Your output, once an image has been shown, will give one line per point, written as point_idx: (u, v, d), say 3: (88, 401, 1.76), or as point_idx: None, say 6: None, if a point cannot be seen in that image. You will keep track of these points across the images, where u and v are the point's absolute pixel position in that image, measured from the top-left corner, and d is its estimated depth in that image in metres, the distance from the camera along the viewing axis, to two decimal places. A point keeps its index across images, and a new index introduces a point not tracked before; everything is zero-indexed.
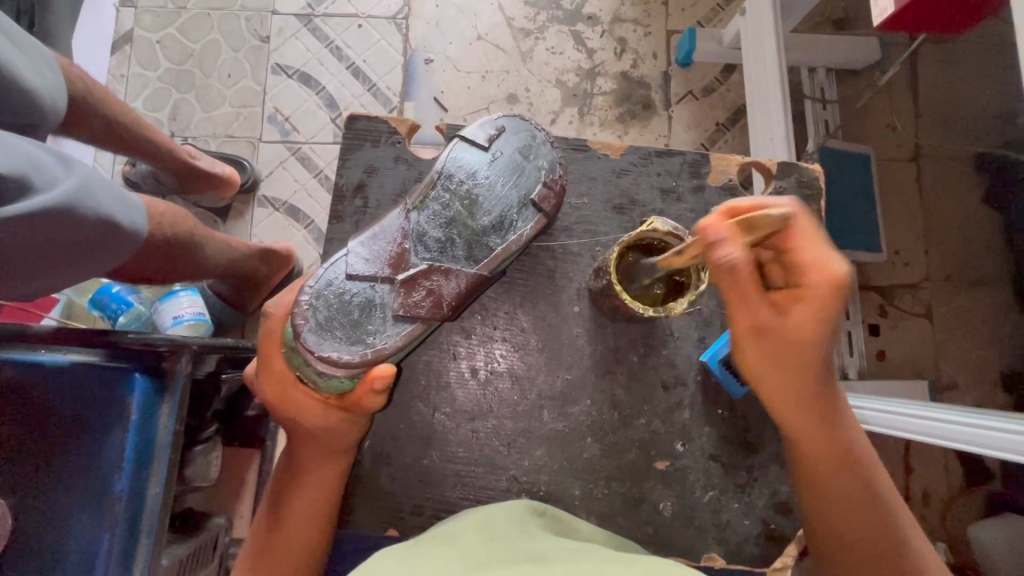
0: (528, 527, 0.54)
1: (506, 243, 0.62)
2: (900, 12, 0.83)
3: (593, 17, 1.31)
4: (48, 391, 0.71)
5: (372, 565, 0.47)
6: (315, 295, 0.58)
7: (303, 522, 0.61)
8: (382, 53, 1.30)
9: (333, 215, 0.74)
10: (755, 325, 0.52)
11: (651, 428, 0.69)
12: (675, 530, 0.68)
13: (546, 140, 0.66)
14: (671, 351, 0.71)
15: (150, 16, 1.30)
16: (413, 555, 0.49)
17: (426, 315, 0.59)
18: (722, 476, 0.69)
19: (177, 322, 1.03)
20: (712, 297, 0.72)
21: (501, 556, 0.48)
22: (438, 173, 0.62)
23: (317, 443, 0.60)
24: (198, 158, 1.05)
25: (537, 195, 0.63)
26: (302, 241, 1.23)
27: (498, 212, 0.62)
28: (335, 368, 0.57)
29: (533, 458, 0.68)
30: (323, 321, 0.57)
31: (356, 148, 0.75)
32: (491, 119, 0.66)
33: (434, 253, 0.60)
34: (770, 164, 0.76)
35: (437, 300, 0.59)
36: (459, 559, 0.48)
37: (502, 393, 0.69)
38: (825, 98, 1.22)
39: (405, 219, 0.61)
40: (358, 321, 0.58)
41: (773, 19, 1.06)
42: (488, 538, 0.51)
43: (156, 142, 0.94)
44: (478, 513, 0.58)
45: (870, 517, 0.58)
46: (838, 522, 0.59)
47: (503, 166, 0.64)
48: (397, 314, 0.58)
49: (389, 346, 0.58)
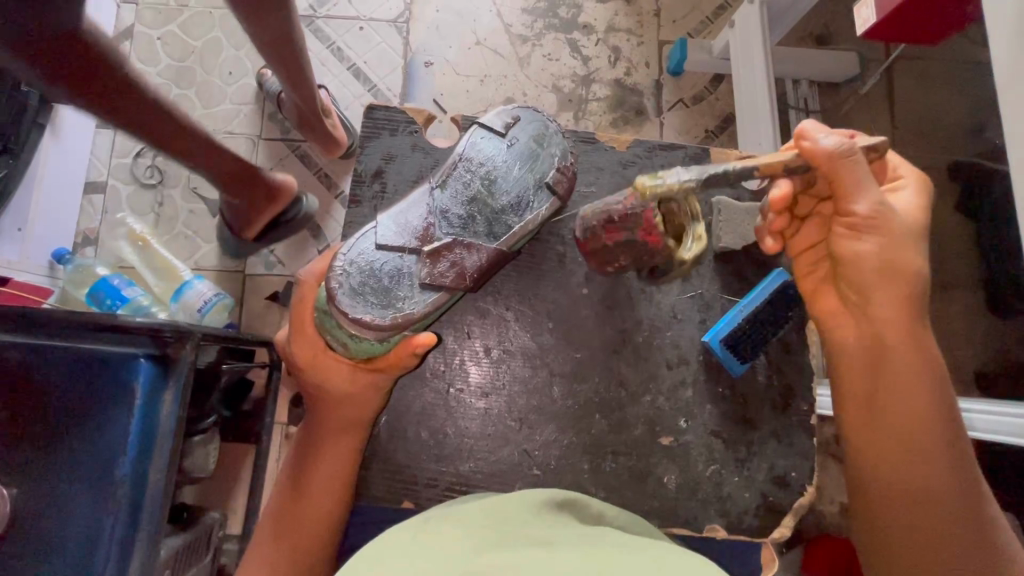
0: (538, 508, 0.56)
1: (523, 222, 0.65)
2: (881, 23, 0.88)
3: (588, 26, 1.36)
4: (51, 372, 0.71)
5: (383, 545, 0.48)
6: (347, 263, 0.59)
7: (322, 493, 0.63)
8: (382, 56, 1.32)
9: (351, 200, 0.76)
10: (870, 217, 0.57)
11: (655, 405, 0.72)
12: (679, 503, 0.70)
13: (558, 130, 0.69)
14: (675, 333, 0.74)
15: (151, 13, 1.31)
16: (425, 533, 0.50)
17: (451, 285, 0.61)
18: (724, 450, 0.72)
19: (206, 307, 1.08)
20: (713, 281, 0.76)
21: (512, 539, 0.48)
22: (458, 156, 0.66)
23: (337, 412, 0.63)
24: (329, 118, 1.17)
25: (551, 179, 0.66)
26: (303, 236, 1.24)
27: (515, 193, 0.65)
28: (367, 331, 0.58)
29: (543, 434, 0.71)
30: (356, 286, 0.58)
31: (375, 136, 0.78)
32: (508, 108, 0.69)
33: (457, 229, 0.63)
34: None
35: (460, 271, 0.61)
36: (475, 540, 0.48)
37: (515, 370, 0.72)
38: (808, 109, 1.27)
39: (430, 196, 0.64)
40: (389, 287, 0.59)
41: (761, 28, 1.12)
42: (500, 523, 0.52)
43: (309, 89, 1.05)
44: (486, 500, 0.58)
45: (950, 466, 0.56)
46: (913, 474, 0.56)
47: (517, 152, 0.67)
48: (423, 282, 0.60)
49: (417, 312, 0.59)
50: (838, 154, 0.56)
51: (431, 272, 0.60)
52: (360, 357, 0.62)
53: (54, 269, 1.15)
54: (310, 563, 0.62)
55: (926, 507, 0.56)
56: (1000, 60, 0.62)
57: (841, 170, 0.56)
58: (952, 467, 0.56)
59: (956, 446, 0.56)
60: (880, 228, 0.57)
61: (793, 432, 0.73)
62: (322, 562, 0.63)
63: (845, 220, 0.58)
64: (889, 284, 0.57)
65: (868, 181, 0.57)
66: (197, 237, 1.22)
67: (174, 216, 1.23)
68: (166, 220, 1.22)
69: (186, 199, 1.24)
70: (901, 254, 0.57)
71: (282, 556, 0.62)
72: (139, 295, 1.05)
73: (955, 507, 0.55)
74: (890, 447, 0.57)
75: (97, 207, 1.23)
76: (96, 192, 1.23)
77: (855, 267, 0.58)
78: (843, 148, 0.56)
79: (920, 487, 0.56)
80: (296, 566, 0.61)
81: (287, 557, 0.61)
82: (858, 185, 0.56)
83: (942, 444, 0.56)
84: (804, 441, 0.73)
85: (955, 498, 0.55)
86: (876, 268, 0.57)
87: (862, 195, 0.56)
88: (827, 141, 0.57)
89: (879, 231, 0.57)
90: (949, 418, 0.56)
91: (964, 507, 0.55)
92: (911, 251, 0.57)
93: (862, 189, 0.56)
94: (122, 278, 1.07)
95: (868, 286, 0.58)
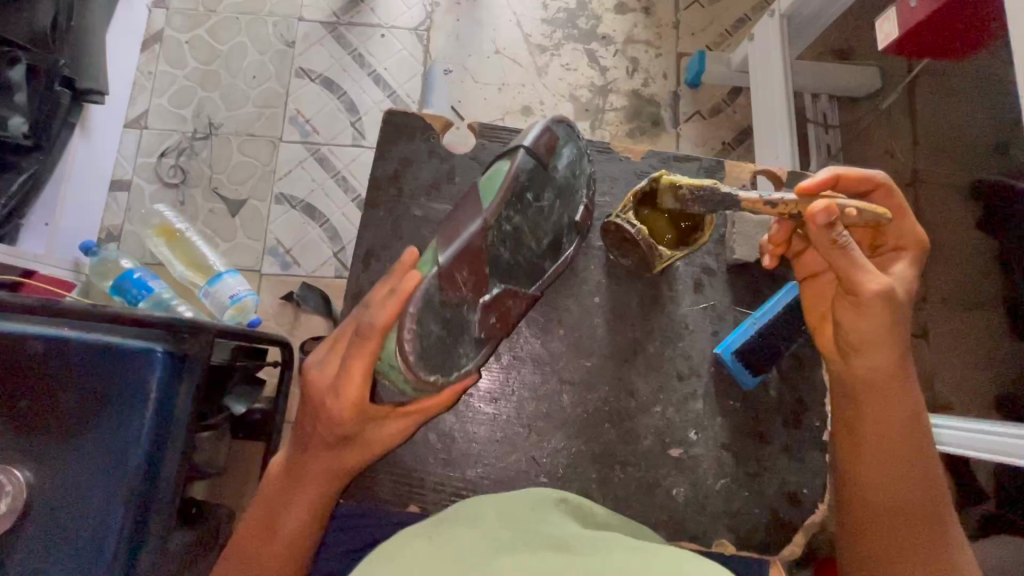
0: (547, 514, 0.55)
1: (555, 267, 0.70)
2: (902, 38, 0.87)
3: (607, 37, 1.37)
4: (71, 364, 0.73)
5: (396, 547, 0.48)
6: (418, 317, 0.58)
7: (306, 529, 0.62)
8: (403, 62, 1.34)
9: (369, 203, 0.78)
10: (872, 299, 0.58)
11: (665, 416, 0.72)
12: (688, 515, 0.70)
13: (586, 157, 0.73)
14: (687, 344, 0.74)
15: (182, 18, 1.35)
16: (436, 534, 0.50)
17: (495, 335, 0.66)
18: (734, 464, 0.71)
19: (235, 299, 1.09)
20: (725, 292, 0.76)
21: (523, 539, 0.49)
22: (512, 188, 0.63)
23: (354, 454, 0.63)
24: None
25: (580, 217, 0.71)
26: (317, 239, 1.26)
27: (552, 232, 0.69)
28: (431, 387, 0.61)
29: (552, 442, 0.70)
30: (427, 345, 0.59)
31: (393, 141, 0.80)
32: (545, 125, 0.68)
33: (504, 277, 0.65)
34: (781, 172, 0.80)
35: (505, 320, 0.66)
36: (485, 539, 0.48)
37: (524, 377, 0.72)
38: (827, 123, 1.26)
39: (485, 235, 0.62)
40: (452, 344, 0.61)
41: (780, 41, 1.11)
42: (511, 523, 0.52)
43: None
44: (494, 500, 0.58)
45: (923, 486, 0.59)
46: (889, 497, 0.59)
47: (559, 185, 0.68)
48: (479, 336, 0.63)
49: (471, 367, 0.64)
50: (830, 245, 0.57)
51: (486, 328, 0.64)
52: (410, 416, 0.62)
53: (77, 264, 1.17)
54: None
55: (906, 530, 0.58)
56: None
57: (834, 258, 0.57)
58: (925, 489, 0.59)
59: (930, 484, 0.59)
60: (878, 310, 0.58)
61: (805, 448, 0.72)
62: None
63: (848, 296, 0.59)
64: (877, 337, 0.59)
65: (861, 261, 0.58)
66: (217, 235, 1.24)
67: (195, 215, 1.25)
68: (187, 218, 1.25)
69: (207, 198, 1.26)
70: (893, 324, 0.59)
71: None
72: (162, 288, 1.07)
73: (930, 530, 0.58)
74: (871, 473, 0.60)
75: (121, 205, 1.26)
76: (120, 190, 1.27)
77: (850, 332, 0.60)
78: (841, 239, 0.56)
79: (896, 508, 0.59)
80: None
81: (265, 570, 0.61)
82: (852, 266, 0.57)
83: (916, 467, 0.59)
84: (816, 458, 0.72)
85: (931, 519, 0.58)
86: (871, 332, 0.59)
87: (865, 279, 0.57)
88: (828, 233, 0.56)
89: (878, 307, 0.58)
90: (922, 445, 0.60)
91: (939, 530, 0.58)
92: (903, 314, 0.59)
93: (861, 274, 0.57)
94: (147, 271, 1.09)
95: (864, 345, 0.60)
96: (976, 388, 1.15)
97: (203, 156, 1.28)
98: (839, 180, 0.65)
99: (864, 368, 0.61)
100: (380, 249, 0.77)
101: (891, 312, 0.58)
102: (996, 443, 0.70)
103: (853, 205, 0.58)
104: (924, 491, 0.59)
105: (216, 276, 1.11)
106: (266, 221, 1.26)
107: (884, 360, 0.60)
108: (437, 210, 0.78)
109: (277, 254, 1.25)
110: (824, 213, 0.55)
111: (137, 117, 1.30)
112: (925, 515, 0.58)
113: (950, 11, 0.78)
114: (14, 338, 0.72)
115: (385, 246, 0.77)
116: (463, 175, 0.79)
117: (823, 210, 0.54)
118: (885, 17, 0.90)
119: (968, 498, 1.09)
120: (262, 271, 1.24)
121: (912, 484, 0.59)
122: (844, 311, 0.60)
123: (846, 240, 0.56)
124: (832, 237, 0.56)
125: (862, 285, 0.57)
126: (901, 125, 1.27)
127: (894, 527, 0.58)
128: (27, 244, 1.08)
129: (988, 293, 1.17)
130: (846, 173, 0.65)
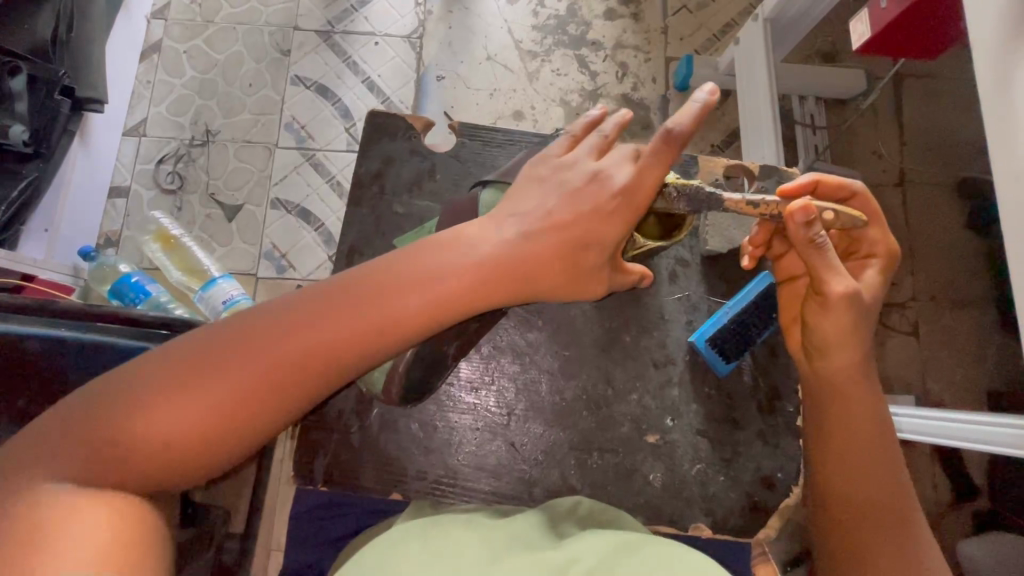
0: (532, 540, 0.51)
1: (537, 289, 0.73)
2: (875, 38, 0.89)
3: (596, 43, 1.39)
4: (68, 364, 0.75)
5: (393, 538, 0.50)
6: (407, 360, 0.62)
7: (312, 371, 0.50)
8: (396, 69, 1.37)
9: (354, 201, 0.80)
10: (837, 298, 0.59)
11: (642, 403, 0.73)
12: (665, 501, 0.71)
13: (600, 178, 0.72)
14: (663, 334, 0.76)
15: (179, 28, 1.38)
16: (435, 527, 0.52)
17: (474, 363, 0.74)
18: (710, 451, 0.72)
19: (229, 302, 1.09)
20: (699, 283, 0.78)
21: (517, 538, 0.51)
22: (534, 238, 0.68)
23: (449, 308, 0.54)
24: None
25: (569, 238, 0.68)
26: (311, 243, 1.28)
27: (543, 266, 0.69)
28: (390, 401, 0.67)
29: (532, 432, 0.72)
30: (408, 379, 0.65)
31: (378, 140, 0.82)
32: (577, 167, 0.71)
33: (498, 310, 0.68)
34: (754, 167, 0.83)
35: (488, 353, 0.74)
36: (477, 535, 0.50)
37: (504, 367, 0.74)
38: (814, 124, 1.27)
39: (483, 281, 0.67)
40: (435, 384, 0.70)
41: (765, 45, 1.13)
42: (506, 522, 0.54)
43: None
44: (457, 522, 0.53)
45: (889, 485, 0.59)
46: (856, 491, 0.60)
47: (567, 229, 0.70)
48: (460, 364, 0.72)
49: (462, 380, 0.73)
50: (805, 244, 0.58)
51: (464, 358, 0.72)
52: (564, 297, 0.59)
53: (77, 270, 1.20)
54: (218, 447, 0.47)
55: (871, 526, 0.58)
56: (984, 60, 0.62)
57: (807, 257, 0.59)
58: (891, 489, 0.59)
59: (894, 482, 0.59)
60: (845, 309, 0.59)
61: (780, 434, 0.73)
62: (216, 459, 0.48)
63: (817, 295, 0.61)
64: (843, 339, 0.61)
65: (833, 261, 0.59)
66: (213, 240, 1.27)
67: (192, 220, 1.28)
68: (184, 224, 1.27)
69: (204, 204, 1.28)
70: (857, 325, 0.60)
71: (222, 390, 0.47)
72: (159, 292, 1.09)
73: (896, 527, 0.57)
74: (837, 470, 0.61)
75: (120, 211, 1.28)
76: (119, 197, 1.29)
77: (816, 332, 0.62)
78: (815, 238, 0.58)
79: (859, 502, 0.59)
80: (217, 429, 0.47)
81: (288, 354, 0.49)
82: (822, 266, 0.59)
83: (882, 465, 0.60)
84: (790, 444, 0.73)
85: (898, 517, 0.58)
86: (837, 332, 0.60)
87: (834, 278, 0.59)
88: (805, 231, 0.57)
89: (843, 308, 0.59)
90: (888, 447, 0.61)
91: (903, 527, 0.57)
92: (867, 317, 0.61)
93: (831, 273, 0.59)
94: (144, 276, 1.12)
95: (827, 346, 0.61)
96: (966, 384, 1.15)
97: (200, 162, 1.31)
98: (818, 186, 0.66)
99: (827, 370, 0.62)
100: (364, 244, 0.79)
101: (857, 313, 0.60)
102: (966, 430, 0.71)
103: (829, 208, 0.60)
104: (886, 489, 0.59)
105: (212, 281, 1.12)
106: (260, 225, 1.28)
107: (850, 360, 0.61)
108: (419, 206, 0.80)
109: (272, 257, 1.27)
110: (802, 212, 0.56)
111: (136, 125, 1.33)
112: (891, 514, 0.58)
113: (919, 13, 0.81)
114: (11, 338, 0.73)
115: (369, 240, 0.79)
116: (446, 172, 0.82)
117: (800, 209, 0.56)
118: (858, 17, 0.92)
119: (962, 495, 1.09)
120: (256, 274, 1.26)
121: (878, 482, 0.59)
122: (813, 310, 0.62)
123: (822, 239, 0.58)
124: (809, 235, 0.57)
125: (829, 285, 0.59)
126: (885, 124, 1.28)
127: (866, 527, 0.58)
128: (27, 249, 1.11)
129: (978, 290, 1.19)
130: (825, 180, 0.66)
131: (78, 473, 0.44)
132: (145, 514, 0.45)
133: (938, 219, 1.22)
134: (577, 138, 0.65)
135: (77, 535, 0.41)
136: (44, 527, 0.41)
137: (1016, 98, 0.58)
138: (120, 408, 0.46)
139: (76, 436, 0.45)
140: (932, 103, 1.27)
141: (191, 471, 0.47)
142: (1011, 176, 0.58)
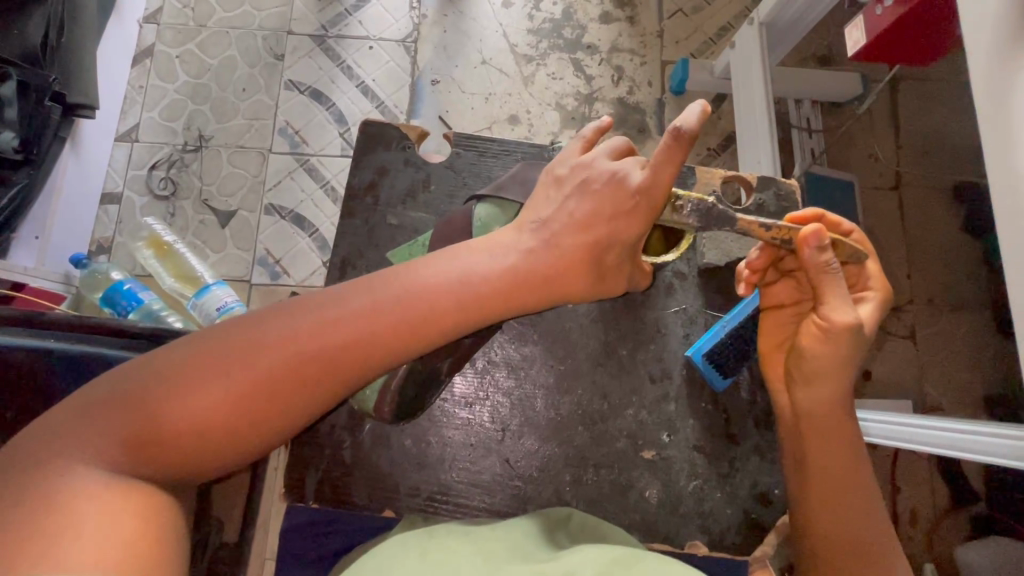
0: (529, 550, 0.50)
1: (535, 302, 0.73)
2: (871, 43, 0.88)
3: (592, 46, 1.38)
4: (57, 378, 0.74)
5: (391, 547, 0.50)
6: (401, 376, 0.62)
7: (318, 377, 0.49)
8: (391, 74, 1.36)
9: (346, 212, 0.79)
10: (841, 327, 0.57)
11: (638, 418, 0.72)
12: (661, 516, 0.70)
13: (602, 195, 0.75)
14: (659, 347, 0.75)
15: (172, 33, 1.37)
16: (434, 536, 0.52)
17: (466, 377, 0.73)
18: (707, 465, 0.72)
19: (223, 310, 1.08)
20: (696, 296, 0.77)
21: (512, 547, 0.51)
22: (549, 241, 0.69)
23: (477, 309, 0.56)
24: None
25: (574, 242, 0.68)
26: (306, 250, 1.27)
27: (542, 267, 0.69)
28: (382, 412, 0.65)
29: (526, 449, 0.71)
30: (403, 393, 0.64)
31: (371, 151, 0.82)
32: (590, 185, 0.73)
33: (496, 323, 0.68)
34: (752, 178, 0.83)
35: (485, 367, 0.74)
36: (473, 544, 0.50)
37: (499, 382, 0.73)
38: (811, 128, 1.26)
39: None
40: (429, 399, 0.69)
41: (761, 49, 1.12)
42: (503, 532, 0.54)
43: None
44: (455, 532, 0.53)
45: (871, 521, 0.58)
46: (838, 527, 0.58)
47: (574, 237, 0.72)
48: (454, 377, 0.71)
49: (456, 393, 0.73)
50: (815, 268, 0.57)
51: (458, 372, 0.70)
52: (587, 295, 0.60)
53: (68, 278, 1.19)
54: (251, 433, 0.48)
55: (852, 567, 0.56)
56: (978, 71, 0.61)
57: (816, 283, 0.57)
58: (873, 527, 0.58)
59: (875, 521, 0.58)
60: (847, 339, 0.57)
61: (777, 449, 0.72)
62: (218, 460, 0.48)
63: (818, 322, 0.59)
64: (834, 370, 0.59)
65: (841, 289, 0.58)
66: (207, 247, 1.25)
67: (186, 227, 1.26)
68: (178, 230, 1.26)
69: (197, 211, 1.27)
70: (849, 357, 0.58)
71: (224, 389, 0.46)
72: (152, 300, 1.08)
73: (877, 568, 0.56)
74: (823, 504, 0.59)
75: (112, 217, 1.27)
76: (112, 203, 1.28)
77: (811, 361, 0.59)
78: (825, 265, 0.57)
79: (840, 539, 0.58)
80: (221, 430, 0.46)
81: (294, 358, 0.48)
82: (827, 294, 0.58)
83: (863, 501, 0.58)
84: None
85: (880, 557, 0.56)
86: (830, 362, 0.58)
87: (839, 306, 0.57)
88: (818, 256, 0.57)
89: (844, 338, 0.57)
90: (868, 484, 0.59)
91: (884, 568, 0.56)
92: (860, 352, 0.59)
93: (837, 300, 0.58)
94: (137, 283, 1.10)
95: (818, 376, 0.59)
96: (964, 389, 1.15)
97: (194, 168, 1.30)
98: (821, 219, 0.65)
99: (808, 403, 0.61)
100: (357, 256, 0.78)
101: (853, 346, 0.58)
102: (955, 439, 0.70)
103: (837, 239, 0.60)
104: (871, 529, 0.57)
105: (205, 288, 1.11)
106: (254, 232, 1.27)
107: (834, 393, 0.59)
108: (413, 217, 0.80)
109: (266, 264, 1.26)
110: (816, 236, 0.56)
111: (128, 130, 1.32)
112: (874, 554, 0.56)
113: (912, 20, 0.80)
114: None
115: (362, 253, 0.78)
116: (440, 183, 0.81)
117: (815, 232, 0.56)
118: (853, 23, 0.92)
119: (959, 501, 1.09)
120: (250, 282, 1.25)
121: (863, 521, 0.58)
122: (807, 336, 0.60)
123: (833, 266, 0.57)
124: (822, 260, 0.57)
125: (835, 314, 0.57)
126: (882, 127, 1.28)
127: (839, 561, 0.57)
128: (18, 257, 1.11)
129: (974, 293, 1.18)
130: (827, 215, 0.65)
131: (110, 452, 0.44)
132: (161, 504, 0.45)
133: (935, 223, 1.22)
134: (588, 141, 0.68)
135: (99, 517, 0.41)
136: (68, 510, 0.41)
137: (1012, 110, 0.57)
138: (157, 388, 0.46)
139: (111, 415, 0.46)
140: (929, 106, 1.27)
141: (194, 468, 0.47)
142: (1006, 188, 0.57)
